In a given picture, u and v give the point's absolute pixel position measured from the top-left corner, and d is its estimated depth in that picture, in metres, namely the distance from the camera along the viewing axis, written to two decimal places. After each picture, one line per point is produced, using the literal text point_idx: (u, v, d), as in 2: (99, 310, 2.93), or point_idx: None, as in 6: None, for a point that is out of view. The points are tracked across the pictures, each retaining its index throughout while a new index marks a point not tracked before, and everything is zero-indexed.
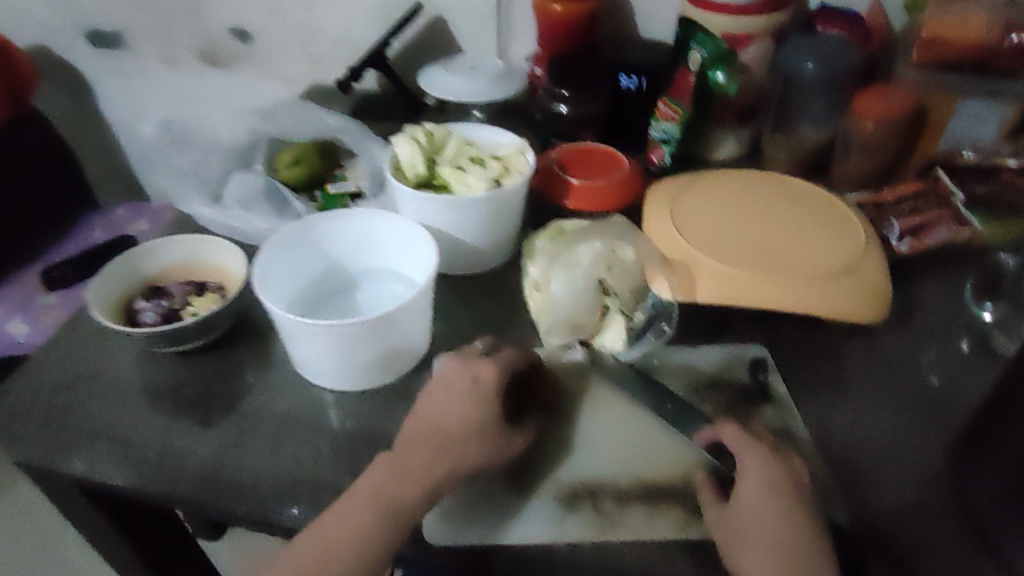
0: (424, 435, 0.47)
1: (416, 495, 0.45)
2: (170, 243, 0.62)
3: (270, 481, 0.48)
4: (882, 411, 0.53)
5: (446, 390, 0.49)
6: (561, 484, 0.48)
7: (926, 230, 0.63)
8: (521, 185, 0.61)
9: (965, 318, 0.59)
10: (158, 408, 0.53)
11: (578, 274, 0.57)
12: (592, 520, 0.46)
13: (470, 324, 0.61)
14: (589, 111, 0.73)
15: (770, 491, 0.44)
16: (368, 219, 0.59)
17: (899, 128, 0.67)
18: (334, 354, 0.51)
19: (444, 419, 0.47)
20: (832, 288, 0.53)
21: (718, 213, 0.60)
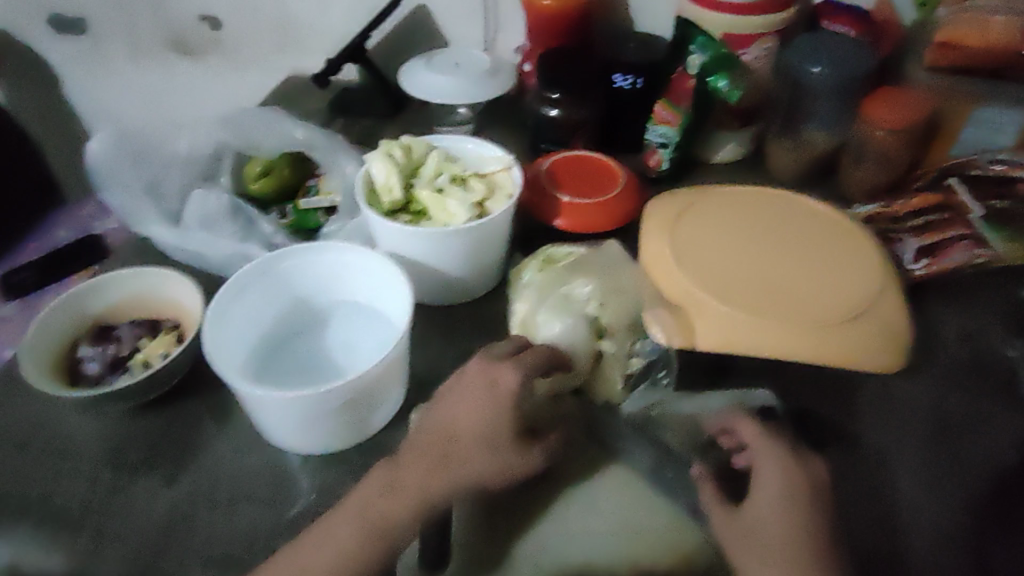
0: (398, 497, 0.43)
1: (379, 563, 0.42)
2: (118, 278, 0.57)
3: (225, 556, 0.45)
4: (903, 467, 0.49)
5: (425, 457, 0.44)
6: (550, 571, 0.45)
7: (942, 251, 0.58)
8: (507, 211, 0.55)
9: (978, 351, 0.56)
10: (113, 463, 0.50)
11: (569, 314, 0.53)
12: None
13: (452, 360, 0.57)
14: (579, 116, 0.67)
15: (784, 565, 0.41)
16: (335, 252, 0.54)
17: (913, 136, 0.61)
18: (295, 418, 0.46)
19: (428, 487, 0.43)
20: (845, 335, 0.48)
21: (721, 241, 0.55)
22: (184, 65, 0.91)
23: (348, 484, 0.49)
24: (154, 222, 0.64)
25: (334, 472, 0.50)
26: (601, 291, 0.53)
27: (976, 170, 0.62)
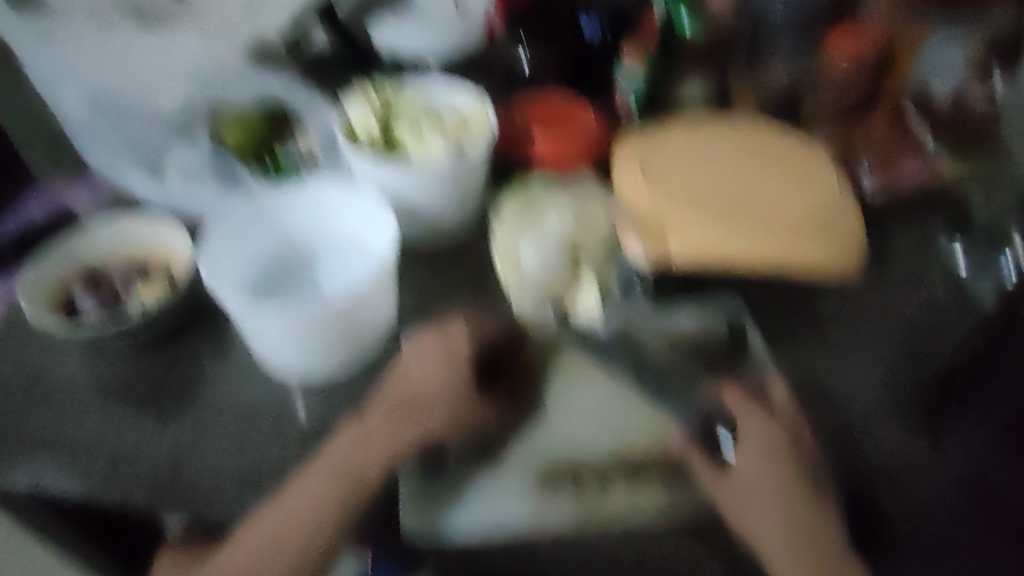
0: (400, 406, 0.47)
1: None
2: (113, 225, 0.59)
3: (234, 482, 0.48)
4: (865, 357, 0.53)
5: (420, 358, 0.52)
6: (541, 462, 0.49)
7: (895, 172, 0.63)
8: (485, 145, 0.58)
9: (935, 262, 0.59)
10: (113, 407, 0.52)
11: (549, 239, 0.55)
12: (573, 500, 0.47)
13: (438, 296, 0.59)
14: (552, 61, 0.71)
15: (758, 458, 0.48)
16: (322, 185, 0.56)
17: (866, 70, 0.65)
18: (296, 337, 0.49)
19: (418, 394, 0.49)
20: (807, 242, 0.54)
21: (689, 163, 0.59)
22: None
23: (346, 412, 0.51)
24: (138, 177, 0.66)
25: (331, 399, 0.52)
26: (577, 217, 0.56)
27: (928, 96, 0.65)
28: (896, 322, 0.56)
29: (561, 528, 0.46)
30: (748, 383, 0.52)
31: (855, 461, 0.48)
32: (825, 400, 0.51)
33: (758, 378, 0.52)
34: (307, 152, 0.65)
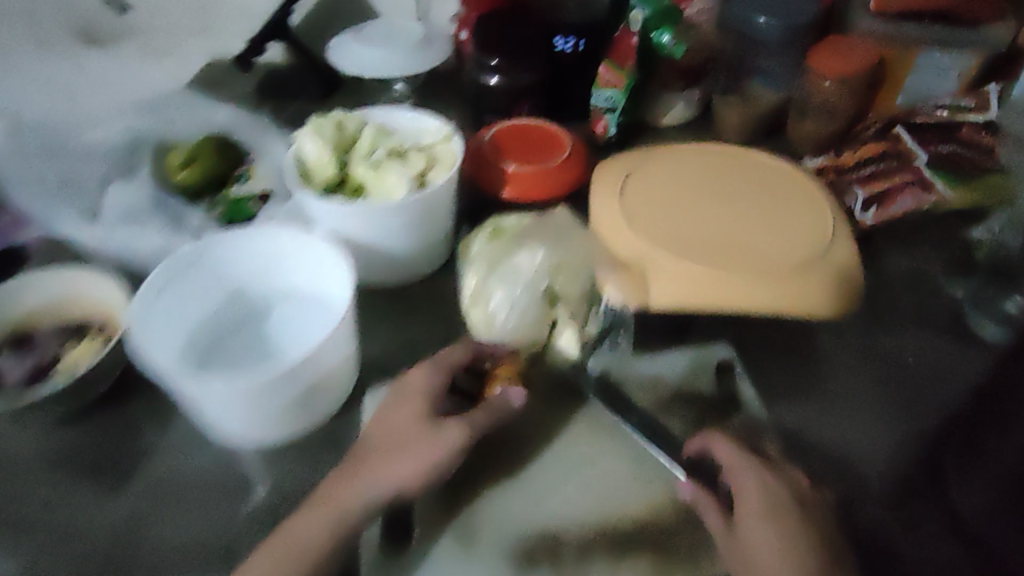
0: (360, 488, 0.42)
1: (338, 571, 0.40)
2: (40, 278, 0.53)
3: (184, 562, 0.44)
4: (862, 415, 0.50)
5: (387, 433, 0.45)
6: (518, 538, 0.43)
7: (890, 199, 0.57)
8: (449, 181, 0.53)
9: (928, 297, 0.56)
10: (45, 489, 0.47)
11: (520, 287, 0.51)
12: None
13: (404, 346, 0.55)
14: (523, 83, 0.64)
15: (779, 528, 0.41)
16: (270, 233, 0.51)
17: (859, 86, 0.61)
18: (240, 409, 0.44)
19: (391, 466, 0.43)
20: (800, 283, 0.48)
21: (669, 201, 0.54)
22: None
23: (304, 483, 0.48)
24: (72, 219, 0.60)
25: (287, 470, 0.48)
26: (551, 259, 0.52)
27: (920, 117, 0.61)
28: (895, 373, 0.52)
29: None
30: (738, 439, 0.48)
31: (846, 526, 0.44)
32: (816, 459, 0.48)
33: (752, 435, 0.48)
34: (259, 186, 0.62)
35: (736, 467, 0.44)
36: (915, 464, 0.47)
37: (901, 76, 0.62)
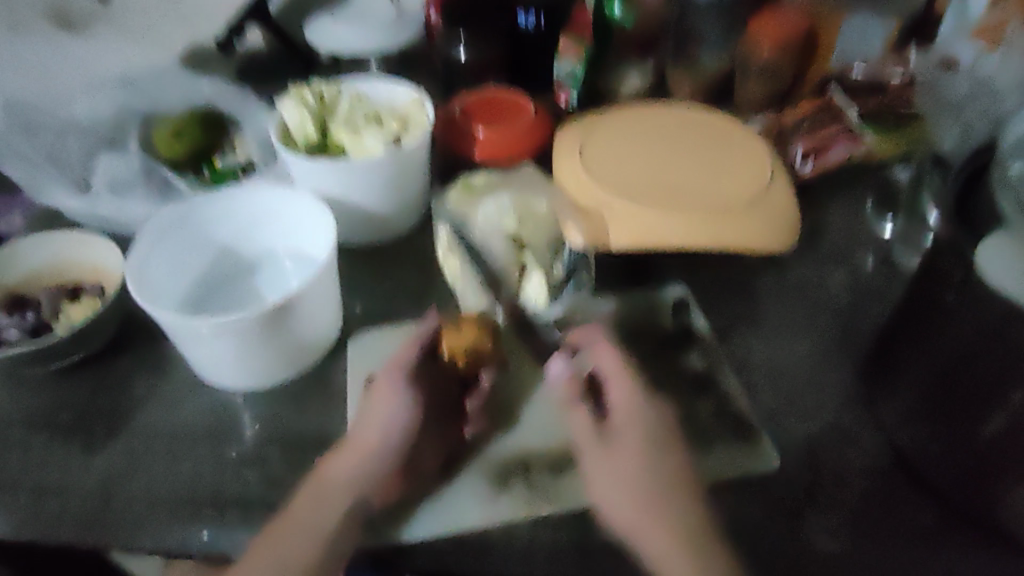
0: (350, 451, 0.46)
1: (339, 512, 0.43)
2: (37, 244, 0.56)
3: (167, 507, 0.45)
4: (798, 339, 0.55)
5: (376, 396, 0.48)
6: (494, 462, 0.49)
7: (826, 150, 0.63)
8: (421, 141, 0.58)
9: (866, 233, 0.62)
10: (30, 439, 0.48)
11: (491, 231, 0.56)
12: (525, 496, 0.47)
13: (385, 300, 0.59)
14: (489, 56, 0.70)
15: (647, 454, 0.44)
16: (252, 193, 0.54)
17: (794, 51, 0.66)
18: (232, 349, 0.48)
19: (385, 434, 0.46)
20: (742, 220, 0.54)
21: (623, 156, 0.60)
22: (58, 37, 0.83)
23: (294, 423, 0.50)
24: (61, 189, 0.61)
25: (274, 414, 0.51)
26: (506, 233, 0.57)
27: (850, 78, 0.67)
28: (821, 298, 0.58)
29: (513, 526, 0.46)
30: (696, 365, 0.53)
31: (781, 438, 0.50)
32: (767, 379, 0.53)
33: (707, 361, 0.53)
34: (244, 159, 0.65)
35: (612, 377, 0.47)
36: (846, 380, 0.52)
37: (831, 43, 0.68)
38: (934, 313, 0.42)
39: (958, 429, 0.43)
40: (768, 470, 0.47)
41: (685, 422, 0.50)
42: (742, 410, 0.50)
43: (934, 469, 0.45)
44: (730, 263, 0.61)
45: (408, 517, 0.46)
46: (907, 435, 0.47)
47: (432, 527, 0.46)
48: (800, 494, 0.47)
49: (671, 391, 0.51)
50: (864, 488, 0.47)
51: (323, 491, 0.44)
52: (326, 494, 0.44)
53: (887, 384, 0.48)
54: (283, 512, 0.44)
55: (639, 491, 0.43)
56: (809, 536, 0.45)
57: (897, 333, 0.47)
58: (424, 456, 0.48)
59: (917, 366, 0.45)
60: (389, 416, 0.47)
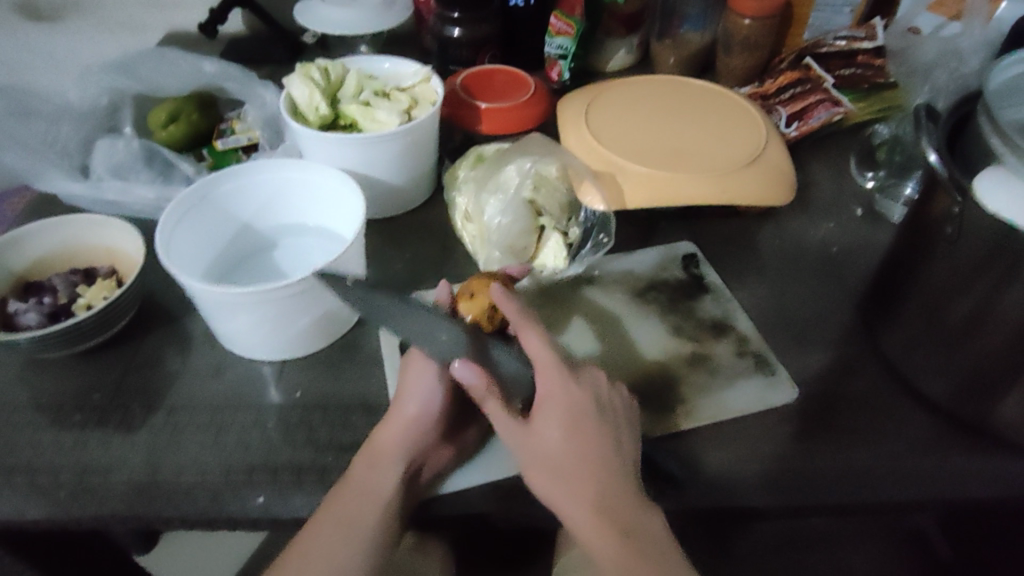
0: (388, 427, 0.47)
1: (392, 473, 0.45)
2: (44, 229, 0.54)
3: (217, 475, 0.47)
4: (800, 286, 0.60)
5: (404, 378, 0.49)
6: None
7: (808, 113, 0.68)
8: (432, 115, 0.59)
9: (850, 187, 0.68)
10: (65, 423, 0.49)
11: (510, 198, 0.57)
12: None
13: (405, 269, 0.60)
14: (481, 33, 0.70)
15: (574, 420, 0.43)
16: (274, 170, 0.55)
17: (772, 22, 0.70)
18: (268, 320, 0.49)
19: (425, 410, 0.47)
20: (744, 179, 0.58)
21: (629, 123, 0.63)
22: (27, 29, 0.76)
23: (333, 388, 0.52)
24: (56, 176, 0.59)
25: (309, 384, 0.52)
26: (521, 209, 0.57)
27: (824, 47, 0.72)
28: (815, 248, 0.63)
29: None
30: (710, 312, 0.57)
31: (794, 372, 0.54)
32: (776, 323, 0.58)
33: (721, 308, 0.58)
34: (246, 137, 0.65)
35: (540, 360, 0.44)
36: (849, 318, 0.58)
37: (806, 15, 0.73)
38: (930, 245, 0.48)
39: (953, 345, 0.48)
40: (785, 401, 0.52)
41: (708, 360, 0.54)
42: (757, 348, 0.55)
43: (933, 387, 0.51)
44: (728, 221, 0.65)
45: (461, 464, 0.49)
46: (906, 359, 0.52)
47: (483, 475, 0.48)
48: (818, 414, 0.52)
49: (691, 334, 0.56)
50: (874, 407, 0.52)
51: (378, 455, 0.46)
52: (380, 458, 0.46)
53: (886, 316, 0.53)
54: (342, 477, 0.46)
55: (566, 467, 0.42)
56: (821, 450, 0.49)
57: (896, 269, 0.52)
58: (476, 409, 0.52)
59: (914, 295, 0.50)
60: (424, 387, 0.48)
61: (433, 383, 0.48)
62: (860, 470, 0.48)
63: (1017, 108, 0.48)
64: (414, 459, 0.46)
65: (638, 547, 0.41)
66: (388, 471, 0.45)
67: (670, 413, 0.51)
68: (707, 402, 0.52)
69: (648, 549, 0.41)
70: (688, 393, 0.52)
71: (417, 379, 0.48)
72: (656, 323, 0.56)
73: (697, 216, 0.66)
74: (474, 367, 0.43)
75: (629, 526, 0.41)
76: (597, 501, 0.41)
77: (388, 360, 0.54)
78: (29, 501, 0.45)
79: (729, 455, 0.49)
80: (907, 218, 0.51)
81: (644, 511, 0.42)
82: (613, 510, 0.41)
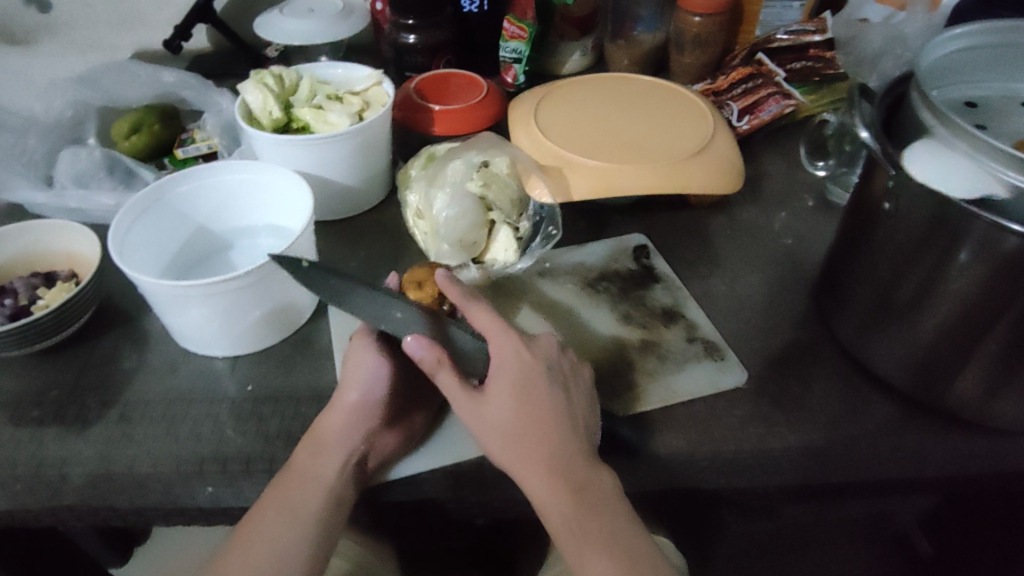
0: (332, 415, 0.47)
1: (333, 462, 0.45)
2: (5, 235, 0.56)
3: (168, 467, 0.47)
4: (752, 273, 0.61)
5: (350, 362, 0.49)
6: None
7: (759, 107, 0.69)
8: (384, 116, 0.60)
9: (802, 178, 0.69)
10: (21, 419, 0.50)
11: (459, 192, 0.58)
12: None
13: (360, 266, 0.61)
14: (437, 39, 0.71)
15: (525, 394, 0.43)
16: (229, 172, 0.57)
17: (723, 19, 0.71)
18: (218, 314, 0.50)
19: (371, 393, 0.48)
20: (691, 168, 0.59)
21: (578, 119, 0.64)
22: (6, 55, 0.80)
23: (284, 380, 0.53)
24: (23, 186, 0.61)
25: (261, 378, 0.53)
26: (469, 203, 0.58)
27: (775, 42, 0.73)
28: (767, 236, 0.64)
29: None
30: (662, 300, 0.58)
31: (742, 353, 0.55)
32: (726, 307, 0.58)
33: (671, 296, 0.58)
34: (205, 144, 0.66)
35: (490, 331, 0.44)
36: (800, 303, 0.58)
37: (755, 12, 0.74)
38: (873, 227, 0.48)
39: (903, 324, 0.47)
40: (735, 383, 0.52)
41: (658, 347, 0.55)
42: (708, 336, 0.55)
43: (884, 366, 0.51)
44: (682, 212, 0.66)
45: (407, 451, 0.49)
46: (856, 338, 0.52)
47: (432, 461, 0.49)
48: (770, 396, 0.51)
49: (641, 321, 0.56)
50: (826, 388, 0.52)
51: (322, 444, 0.46)
52: (325, 446, 0.46)
53: (836, 300, 0.53)
54: (289, 462, 0.46)
55: (522, 436, 0.42)
56: (773, 430, 0.49)
57: (839, 252, 0.52)
58: (422, 395, 0.52)
59: (858, 274, 0.50)
60: (369, 373, 0.48)
61: (377, 367, 0.48)
62: (812, 452, 0.48)
63: (954, 86, 0.49)
64: (358, 448, 0.46)
65: (587, 502, 0.41)
66: (332, 459, 0.45)
67: (623, 396, 0.51)
68: (657, 387, 0.52)
69: (598, 503, 0.42)
70: (638, 378, 0.52)
71: (361, 363, 0.48)
72: (605, 311, 0.57)
73: (652, 208, 0.67)
74: (426, 342, 0.43)
75: (580, 483, 0.42)
76: (551, 468, 0.42)
77: (339, 353, 0.54)
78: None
79: (682, 436, 0.49)
80: (848, 203, 0.52)
81: (593, 468, 0.42)
82: (566, 479, 0.41)
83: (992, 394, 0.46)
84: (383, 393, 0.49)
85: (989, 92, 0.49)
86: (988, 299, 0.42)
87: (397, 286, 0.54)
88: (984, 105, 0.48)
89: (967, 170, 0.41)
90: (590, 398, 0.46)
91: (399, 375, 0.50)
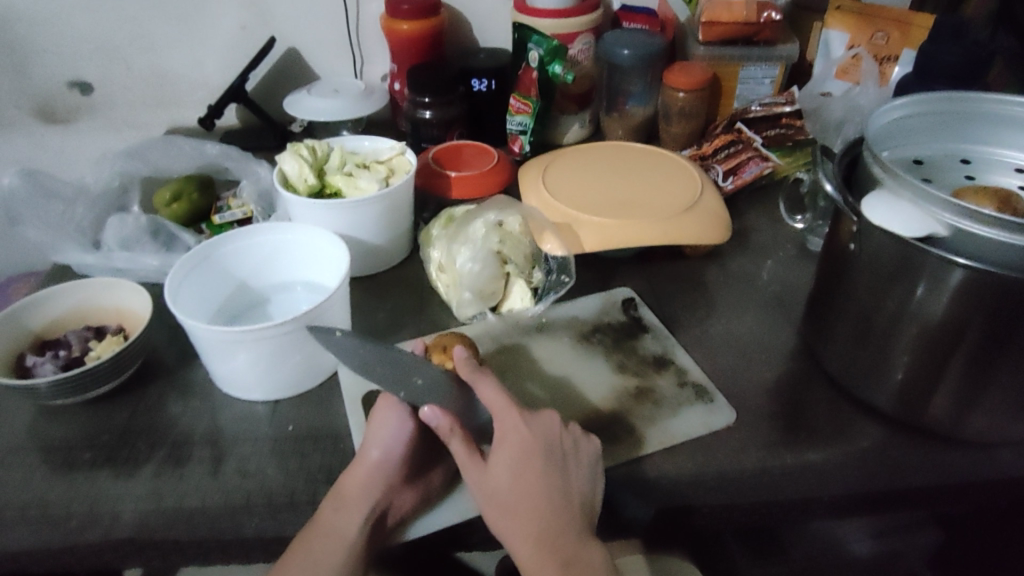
0: (350, 476, 0.50)
1: (353, 518, 0.48)
2: (57, 293, 0.61)
3: (217, 501, 0.51)
4: (746, 315, 0.67)
5: (375, 427, 0.52)
6: (529, 399, 0.58)
7: (741, 169, 0.78)
8: (408, 181, 0.67)
9: (783, 232, 0.77)
10: (75, 461, 0.54)
11: (479, 247, 0.64)
12: None
13: (387, 317, 0.66)
14: (450, 114, 0.79)
15: (524, 461, 0.47)
16: (270, 233, 0.63)
17: (704, 94, 0.80)
18: (265, 358, 0.55)
19: (391, 458, 0.51)
20: (685, 223, 0.66)
21: (581, 182, 0.72)
22: (50, 134, 0.88)
23: (322, 420, 0.57)
24: (73, 250, 0.67)
25: (300, 419, 0.57)
26: (490, 259, 0.64)
27: (751, 112, 0.82)
28: (756, 284, 0.70)
29: None
30: (652, 349, 0.63)
31: (740, 385, 0.60)
32: (723, 346, 0.64)
33: (661, 345, 0.63)
34: (241, 211, 0.72)
35: (498, 408, 0.48)
36: (791, 341, 0.64)
37: (733, 87, 0.84)
38: (845, 268, 0.54)
39: (880, 354, 0.53)
40: (722, 424, 0.56)
41: (652, 393, 0.59)
42: (696, 380, 0.60)
43: (870, 394, 0.56)
44: (678, 263, 0.73)
45: (427, 509, 0.52)
46: (844, 370, 0.57)
47: (448, 517, 0.52)
48: (774, 423, 0.57)
49: (634, 370, 0.61)
50: (820, 413, 0.57)
51: (345, 501, 0.49)
52: (348, 502, 0.49)
53: (820, 335, 0.59)
54: (316, 514, 0.50)
55: (516, 504, 0.46)
56: (779, 453, 0.54)
57: (820, 291, 0.58)
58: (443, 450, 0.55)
59: (840, 311, 0.56)
60: (391, 433, 0.52)
61: (399, 429, 0.52)
62: (807, 468, 0.53)
63: (902, 147, 0.57)
64: (378, 502, 0.50)
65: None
66: (353, 515, 0.48)
67: (624, 441, 0.55)
68: (655, 431, 0.56)
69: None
70: (636, 423, 0.56)
71: (386, 423, 0.52)
72: (602, 362, 0.61)
73: (650, 260, 0.74)
74: (440, 412, 0.48)
75: (570, 557, 0.45)
76: (538, 538, 0.46)
77: (357, 405, 0.58)
78: (39, 533, 0.49)
79: (691, 461, 0.54)
80: (823, 250, 0.58)
81: (585, 543, 0.46)
82: (554, 543, 0.46)
83: (963, 411, 0.51)
84: (405, 451, 0.52)
85: (928, 152, 0.57)
86: (948, 325, 0.48)
87: (423, 352, 0.58)
88: (929, 163, 0.56)
89: (915, 216, 0.47)
90: (591, 472, 0.49)
91: (421, 434, 0.53)
